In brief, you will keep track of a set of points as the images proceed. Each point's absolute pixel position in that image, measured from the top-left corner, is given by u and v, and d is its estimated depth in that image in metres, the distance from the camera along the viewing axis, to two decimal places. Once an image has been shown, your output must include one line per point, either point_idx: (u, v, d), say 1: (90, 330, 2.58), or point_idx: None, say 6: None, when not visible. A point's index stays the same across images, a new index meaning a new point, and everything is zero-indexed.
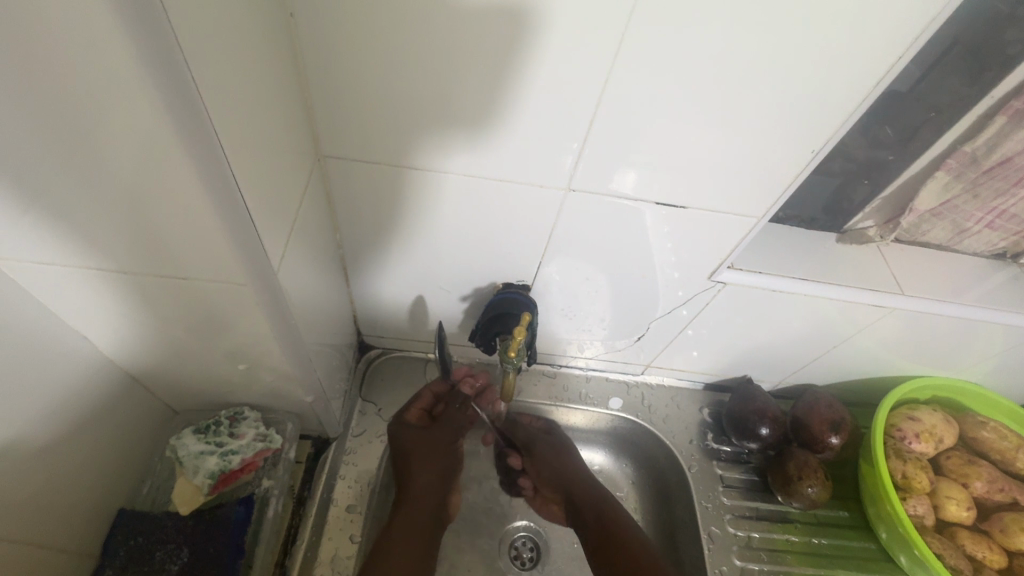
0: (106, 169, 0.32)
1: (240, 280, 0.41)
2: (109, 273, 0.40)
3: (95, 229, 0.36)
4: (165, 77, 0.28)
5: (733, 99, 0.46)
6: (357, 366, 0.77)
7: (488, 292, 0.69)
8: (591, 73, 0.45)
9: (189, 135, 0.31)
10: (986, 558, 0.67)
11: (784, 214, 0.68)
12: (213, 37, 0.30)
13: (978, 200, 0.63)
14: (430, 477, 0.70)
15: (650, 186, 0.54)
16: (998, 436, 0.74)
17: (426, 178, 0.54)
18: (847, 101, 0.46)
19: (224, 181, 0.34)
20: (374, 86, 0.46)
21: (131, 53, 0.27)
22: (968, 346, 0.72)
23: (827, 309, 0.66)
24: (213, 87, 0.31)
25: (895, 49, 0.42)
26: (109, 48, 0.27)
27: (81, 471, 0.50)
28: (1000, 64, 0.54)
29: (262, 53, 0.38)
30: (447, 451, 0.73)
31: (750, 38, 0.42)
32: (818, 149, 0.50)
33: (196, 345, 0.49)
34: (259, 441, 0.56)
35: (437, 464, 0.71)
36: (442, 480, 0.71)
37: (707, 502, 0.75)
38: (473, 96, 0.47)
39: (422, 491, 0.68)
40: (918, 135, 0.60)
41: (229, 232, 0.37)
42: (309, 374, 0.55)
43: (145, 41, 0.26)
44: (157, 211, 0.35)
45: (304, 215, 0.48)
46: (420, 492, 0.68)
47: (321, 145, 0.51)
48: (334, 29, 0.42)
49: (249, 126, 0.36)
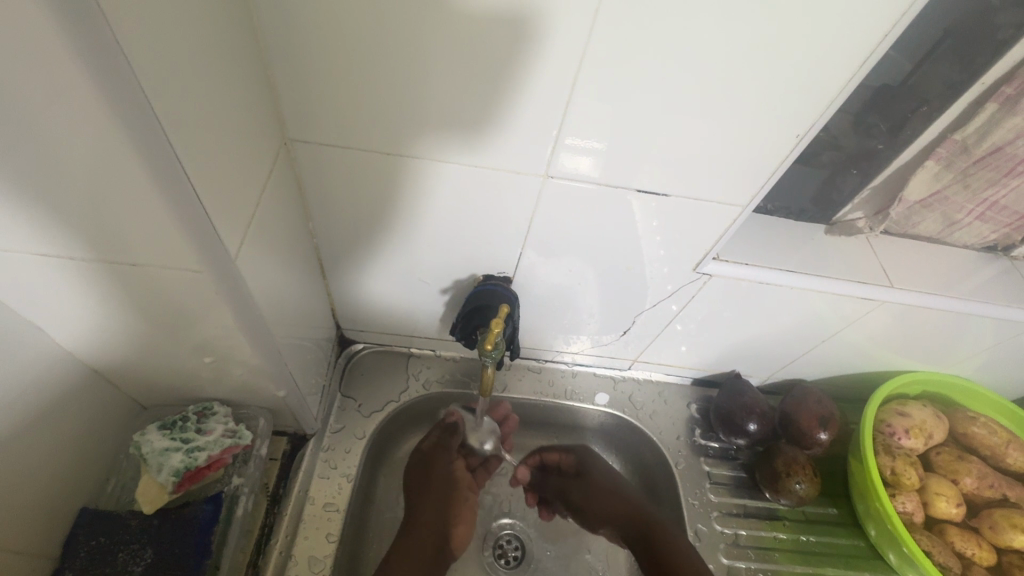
0: (37, 148, 0.30)
1: (196, 268, 0.39)
2: (57, 262, 0.38)
3: (33, 212, 0.34)
4: (93, 42, 0.26)
5: (714, 82, 0.44)
6: (337, 361, 0.75)
7: (469, 285, 0.67)
8: (568, 56, 0.43)
9: (124, 106, 0.29)
10: (976, 555, 0.66)
11: (771, 206, 0.66)
12: (150, 6, 0.28)
13: (969, 191, 0.62)
14: (437, 509, 0.68)
15: (633, 176, 0.53)
16: (988, 432, 0.73)
17: (399, 165, 0.52)
18: (833, 84, 0.44)
19: (168, 160, 0.32)
20: (339, 66, 0.44)
21: (56, 22, 0.25)
22: (958, 341, 0.71)
23: (814, 302, 0.64)
24: (150, 57, 0.29)
25: (883, 28, 0.40)
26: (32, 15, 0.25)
27: (40, 470, 0.48)
28: (991, 50, 0.53)
29: (215, 27, 0.36)
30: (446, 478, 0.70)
31: (732, 18, 0.40)
32: (803, 134, 0.48)
33: (158, 338, 0.47)
34: (228, 438, 0.54)
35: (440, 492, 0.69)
36: (448, 509, 0.69)
37: (694, 499, 0.73)
38: (445, 78, 0.45)
39: (428, 520, 0.67)
40: (908, 124, 0.59)
41: (179, 215, 0.34)
42: (281, 369, 0.53)
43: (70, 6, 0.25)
44: (100, 193, 0.33)
45: (269, 201, 0.46)
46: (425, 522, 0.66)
47: (287, 129, 0.49)
48: (295, 5, 0.40)
49: (198, 103, 0.34)
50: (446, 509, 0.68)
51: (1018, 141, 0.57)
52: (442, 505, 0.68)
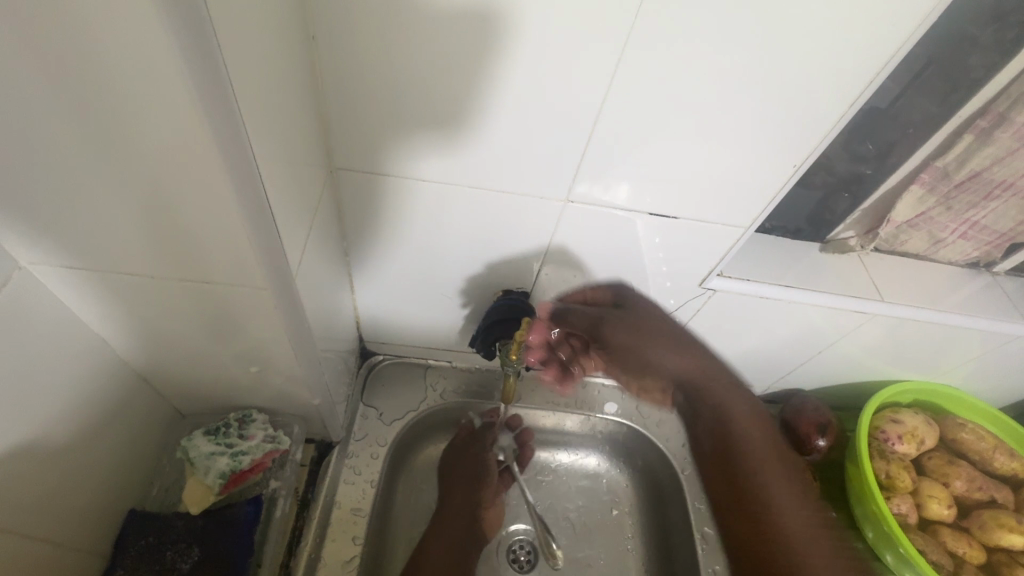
0: (141, 171, 0.34)
1: (260, 284, 0.43)
2: (133, 276, 0.42)
3: (123, 229, 0.38)
4: (212, 95, 0.30)
5: (724, 115, 0.49)
6: (359, 372, 0.79)
7: (488, 300, 0.71)
8: (590, 91, 0.48)
9: (227, 147, 0.33)
10: (967, 553, 0.70)
11: (770, 225, 0.71)
12: (250, 60, 0.33)
13: (952, 212, 0.67)
14: (467, 492, 0.75)
15: (646, 198, 0.57)
16: (976, 437, 0.77)
17: (433, 189, 0.57)
18: (827, 118, 0.49)
19: (255, 191, 0.36)
20: (386, 103, 0.49)
21: (187, 80, 0.29)
22: (947, 351, 0.76)
23: (811, 315, 0.69)
24: (248, 103, 0.33)
25: (869, 73, 0.46)
26: (167, 72, 0.29)
27: (95, 471, 0.52)
28: (966, 87, 0.58)
29: (287, 72, 0.40)
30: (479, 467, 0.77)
31: (739, 61, 0.45)
32: (799, 164, 0.54)
33: (210, 347, 0.51)
34: (269, 442, 0.58)
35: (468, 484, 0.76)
36: (477, 494, 0.76)
37: (699, 503, 0.77)
38: (481, 111, 0.50)
39: (458, 505, 0.74)
40: (894, 151, 0.64)
41: (255, 237, 0.39)
42: (319, 377, 0.57)
43: (201, 69, 0.29)
44: (185, 216, 0.37)
45: (318, 223, 0.51)
46: (455, 506, 0.74)
47: (334, 157, 0.54)
48: (353, 50, 0.45)
49: (277, 140, 0.38)
50: (477, 495, 0.76)
51: (995, 167, 0.62)
52: (472, 490, 0.76)
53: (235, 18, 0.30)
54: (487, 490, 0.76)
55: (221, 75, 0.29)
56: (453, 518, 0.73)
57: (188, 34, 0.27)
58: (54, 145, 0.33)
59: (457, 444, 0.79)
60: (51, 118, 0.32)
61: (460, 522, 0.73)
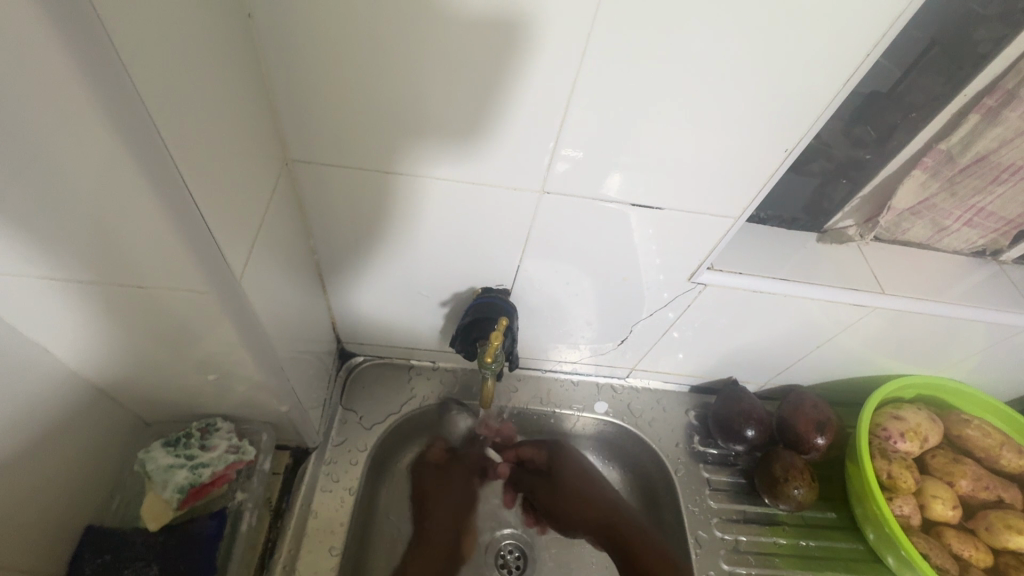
0: (47, 172, 0.31)
1: (202, 288, 0.40)
2: (67, 285, 0.39)
3: (48, 238, 0.35)
4: (102, 76, 0.27)
5: (704, 100, 0.46)
6: (338, 375, 0.76)
7: (468, 298, 0.68)
8: (560, 74, 0.44)
9: (132, 137, 0.30)
10: (972, 557, 0.67)
11: (764, 214, 0.68)
12: (157, 38, 0.30)
13: (956, 198, 0.63)
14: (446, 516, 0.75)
15: (629, 189, 0.54)
16: (982, 434, 0.74)
17: (398, 182, 0.53)
18: (820, 97, 0.45)
19: (175, 183, 0.33)
20: (337, 86, 0.45)
21: (67, 55, 0.26)
22: (951, 344, 0.72)
23: (809, 308, 0.65)
24: (157, 87, 0.30)
25: (865, 47, 0.42)
26: (41, 48, 0.26)
27: (47, 488, 0.49)
28: (972, 63, 0.54)
29: (219, 56, 0.37)
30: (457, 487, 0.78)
31: (718, 38, 0.41)
32: (792, 148, 0.50)
33: (163, 355, 0.48)
34: (232, 453, 0.56)
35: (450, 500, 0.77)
36: (459, 516, 0.76)
37: (694, 506, 0.74)
38: (444, 100, 0.46)
39: (438, 528, 0.74)
40: (896, 134, 0.60)
41: (185, 237, 0.35)
42: (283, 382, 0.54)
43: (82, 40, 0.26)
44: (108, 217, 0.34)
45: (272, 222, 0.48)
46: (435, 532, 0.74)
47: (289, 150, 0.50)
48: (300, 32, 0.42)
49: (207, 129, 0.35)
50: (456, 517, 0.76)
51: (1002, 149, 0.58)
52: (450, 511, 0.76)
53: None
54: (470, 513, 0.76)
55: (108, 47, 0.26)
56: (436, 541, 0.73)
57: (67, 5, 0.24)
58: None
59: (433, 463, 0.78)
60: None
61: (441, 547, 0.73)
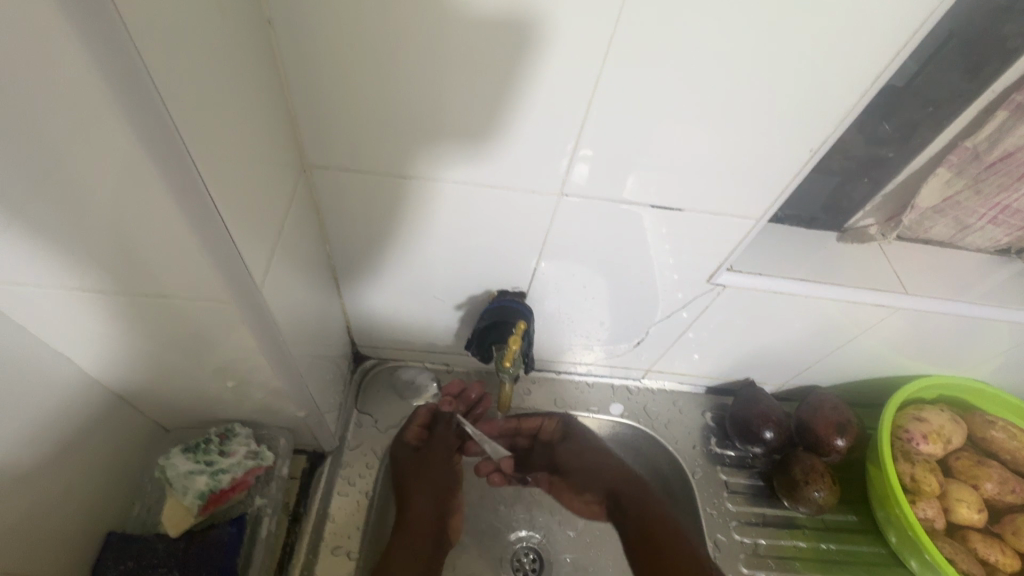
0: (71, 186, 0.31)
1: (222, 298, 0.40)
2: (90, 294, 0.39)
3: (71, 249, 0.35)
4: (130, 92, 0.27)
5: (727, 101, 0.45)
6: (353, 378, 0.76)
7: (483, 301, 0.68)
8: (579, 77, 0.43)
9: (159, 151, 0.30)
10: (1000, 561, 0.66)
11: (783, 214, 0.66)
12: (183, 51, 0.30)
13: (981, 196, 0.62)
14: (428, 499, 0.70)
15: (648, 190, 0.53)
16: (1007, 436, 0.72)
17: (415, 186, 0.53)
18: (846, 97, 0.44)
19: (200, 195, 0.33)
20: (354, 90, 0.45)
21: (94, 71, 0.26)
22: (975, 344, 0.71)
23: (829, 309, 0.64)
24: (183, 100, 0.30)
25: (896, 44, 0.41)
26: (70, 64, 0.26)
27: (70, 496, 0.49)
28: (1000, 58, 0.53)
29: (239, 63, 0.37)
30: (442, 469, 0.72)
31: (744, 38, 0.41)
32: (817, 148, 0.49)
33: (184, 363, 0.48)
34: (251, 459, 0.55)
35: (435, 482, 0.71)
36: (441, 500, 0.71)
37: (712, 509, 0.73)
38: (461, 103, 0.46)
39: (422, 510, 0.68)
40: (919, 132, 0.59)
41: (208, 247, 0.35)
42: (300, 388, 0.54)
43: (111, 57, 0.26)
44: (131, 226, 0.34)
45: (291, 228, 0.48)
46: (418, 514, 0.68)
47: (306, 156, 0.50)
48: (319, 39, 0.41)
49: (229, 139, 0.35)
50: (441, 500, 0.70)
51: None
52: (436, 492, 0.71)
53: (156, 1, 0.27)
54: (452, 497, 0.72)
55: (136, 61, 0.26)
56: (420, 525, 0.67)
57: (96, 19, 0.24)
58: None
59: (411, 443, 0.72)
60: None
61: (426, 530, 0.67)
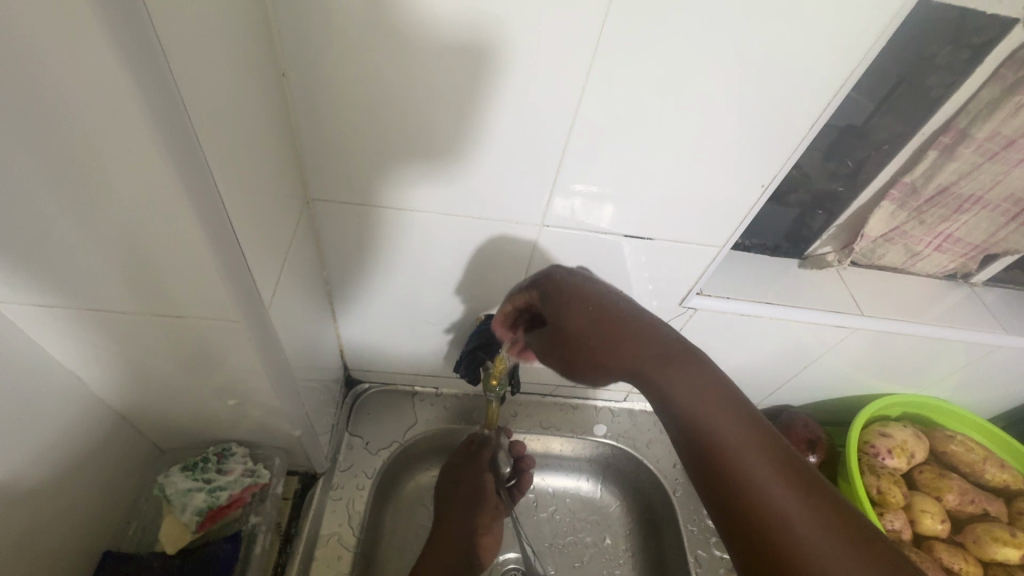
0: (107, 210, 0.34)
1: (233, 317, 0.43)
2: (107, 313, 0.42)
3: (97, 270, 0.38)
4: (170, 132, 0.31)
5: (692, 139, 0.51)
6: (345, 402, 0.78)
7: (472, 324, 0.71)
8: (559, 118, 0.49)
9: (193, 185, 0.33)
10: (964, 569, 0.69)
11: (748, 243, 0.72)
12: (212, 97, 0.33)
13: (925, 226, 0.68)
14: (462, 521, 0.70)
15: (622, 219, 0.58)
16: (965, 449, 0.77)
17: (409, 216, 0.57)
18: (792, 137, 0.51)
19: (222, 222, 0.36)
20: (355, 129, 0.50)
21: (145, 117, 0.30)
22: (932, 363, 0.76)
23: (794, 332, 0.69)
24: (212, 139, 0.34)
25: (828, 94, 0.47)
26: (125, 109, 0.29)
27: (70, 512, 0.51)
28: (926, 106, 0.59)
29: (257, 107, 0.41)
30: (478, 486, 0.72)
31: (700, 86, 0.47)
32: (768, 183, 0.55)
33: (187, 382, 0.50)
34: (247, 477, 0.58)
35: (469, 495, 0.72)
36: (473, 518, 0.71)
37: (692, 525, 0.76)
38: (452, 139, 0.50)
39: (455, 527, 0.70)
40: (864, 169, 0.65)
41: (225, 270, 0.39)
42: (297, 408, 0.56)
43: (158, 100, 0.29)
44: (155, 251, 0.37)
45: (294, 255, 0.51)
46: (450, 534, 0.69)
47: (309, 189, 0.54)
48: (324, 85, 0.46)
49: (247, 172, 0.39)
50: (473, 518, 0.71)
51: (960, 182, 0.63)
52: (471, 510, 0.71)
53: (195, 54, 0.31)
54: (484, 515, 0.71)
55: (179, 103, 0.30)
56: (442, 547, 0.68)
57: (153, 85, 0.28)
58: (27, 191, 0.33)
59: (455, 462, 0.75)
60: (9, 160, 0.32)
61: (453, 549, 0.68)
